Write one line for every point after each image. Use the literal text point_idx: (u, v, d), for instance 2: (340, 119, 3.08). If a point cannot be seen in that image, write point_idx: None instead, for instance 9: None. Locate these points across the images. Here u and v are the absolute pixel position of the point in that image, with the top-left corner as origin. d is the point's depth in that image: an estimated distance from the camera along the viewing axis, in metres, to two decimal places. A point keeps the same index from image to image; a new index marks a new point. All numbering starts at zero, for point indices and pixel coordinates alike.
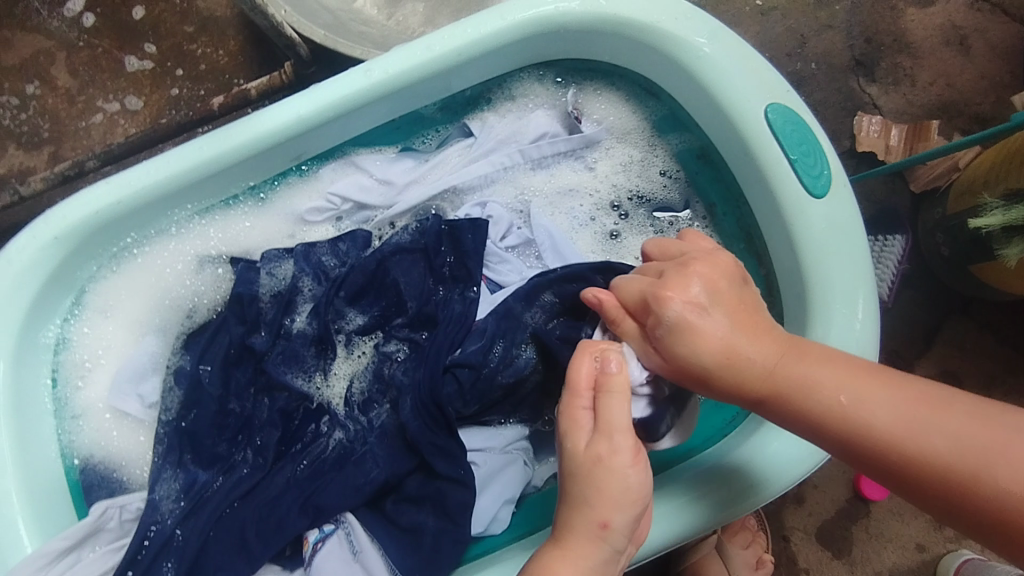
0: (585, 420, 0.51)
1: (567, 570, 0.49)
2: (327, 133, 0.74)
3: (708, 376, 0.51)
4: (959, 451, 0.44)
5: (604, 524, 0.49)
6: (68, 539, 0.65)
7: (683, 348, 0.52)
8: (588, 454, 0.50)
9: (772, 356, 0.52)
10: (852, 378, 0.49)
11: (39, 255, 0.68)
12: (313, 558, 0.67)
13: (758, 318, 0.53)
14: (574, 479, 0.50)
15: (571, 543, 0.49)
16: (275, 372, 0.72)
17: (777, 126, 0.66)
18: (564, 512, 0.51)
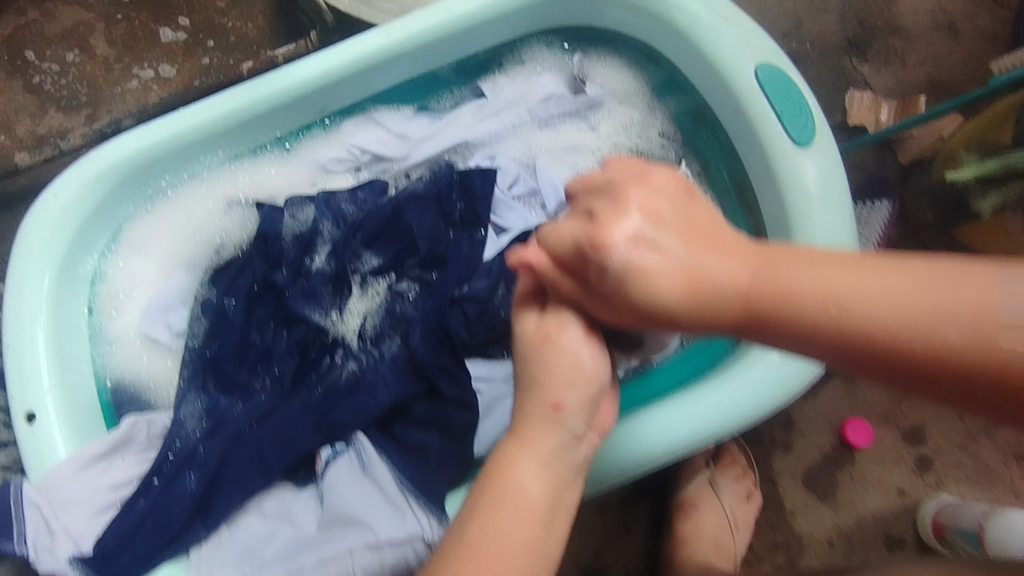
0: (533, 304, 0.57)
1: (524, 458, 0.51)
2: (351, 87, 0.80)
3: (674, 316, 0.47)
4: (971, 336, 0.37)
5: (557, 405, 0.52)
6: (101, 446, 0.70)
7: (638, 290, 0.47)
8: (538, 334, 0.54)
9: (741, 261, 0.46)
10: (809, 270, 0.44)
11: (83, 190, 0.74)
12: (325, 471, 0.72)
13: (705, 226, 0.49)
14: (527, 360, 0.54)
15: (527, 432, 0.52)
16: (296, 306, 0.78)
17: (765, 83, 0.72)
18: (519, 399, 0.54)
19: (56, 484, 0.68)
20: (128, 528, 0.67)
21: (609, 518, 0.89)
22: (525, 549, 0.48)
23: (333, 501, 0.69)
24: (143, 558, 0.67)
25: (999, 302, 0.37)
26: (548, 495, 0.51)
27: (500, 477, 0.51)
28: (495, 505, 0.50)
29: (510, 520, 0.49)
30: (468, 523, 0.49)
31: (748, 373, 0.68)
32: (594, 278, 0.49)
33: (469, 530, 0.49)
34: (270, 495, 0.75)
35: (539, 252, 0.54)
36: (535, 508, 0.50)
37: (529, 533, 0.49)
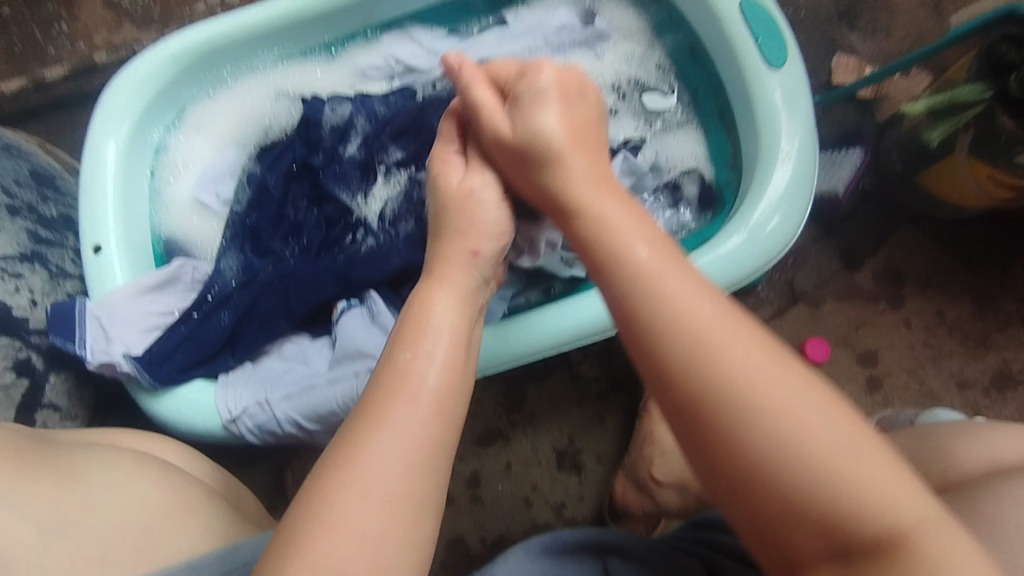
0: (454, 162, 0.69)
1: (439, 299, 0.59)
2: (392, 4, 0.93)
3: (545, 152, 0.62)
4: (715, 324, 0.49)
5: (474, 253, 0.63)
6: (154, 277, 0.82)
7: (536, 117, 0.64)
8: (460, 189, 0.66)
9: (590, 177, 0.61)
10: (634, 228, 0.56)
11: (158, 67, 0.87)
12: (339, 319, 0.82)
13: (581, 130, 0.65)
14: (450, 211, 0.66)
15: (439, 274, 0.61)
16: (326, 184, 0.90)
17: (746, 14, 0.82)
18: (434, 246, 0.65)
19: (116, 301, 0.79)
20: (173, 343, 0.78)
21: (584, 410, 0.98)
22: (453, 371, 0.54)
23: (345, 340, 0.79)
24: (183, 368, 0.78)
25: (771, 392, 0.46)
26: (459, 324, 0.58)
27: (416, 315, 0.57)
28: (417, 334, 0.56)
29: (433, 346, 0.55)
30: (402, 352, 0.54)
31: (722, 246, 0.76)
32: (518, 97, 0.66)
33: (401, 357, 0.54)
34: (290, 341, 0.85)
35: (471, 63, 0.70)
36: (454, 331, 0.57)
37: (452, 353, 0.55)
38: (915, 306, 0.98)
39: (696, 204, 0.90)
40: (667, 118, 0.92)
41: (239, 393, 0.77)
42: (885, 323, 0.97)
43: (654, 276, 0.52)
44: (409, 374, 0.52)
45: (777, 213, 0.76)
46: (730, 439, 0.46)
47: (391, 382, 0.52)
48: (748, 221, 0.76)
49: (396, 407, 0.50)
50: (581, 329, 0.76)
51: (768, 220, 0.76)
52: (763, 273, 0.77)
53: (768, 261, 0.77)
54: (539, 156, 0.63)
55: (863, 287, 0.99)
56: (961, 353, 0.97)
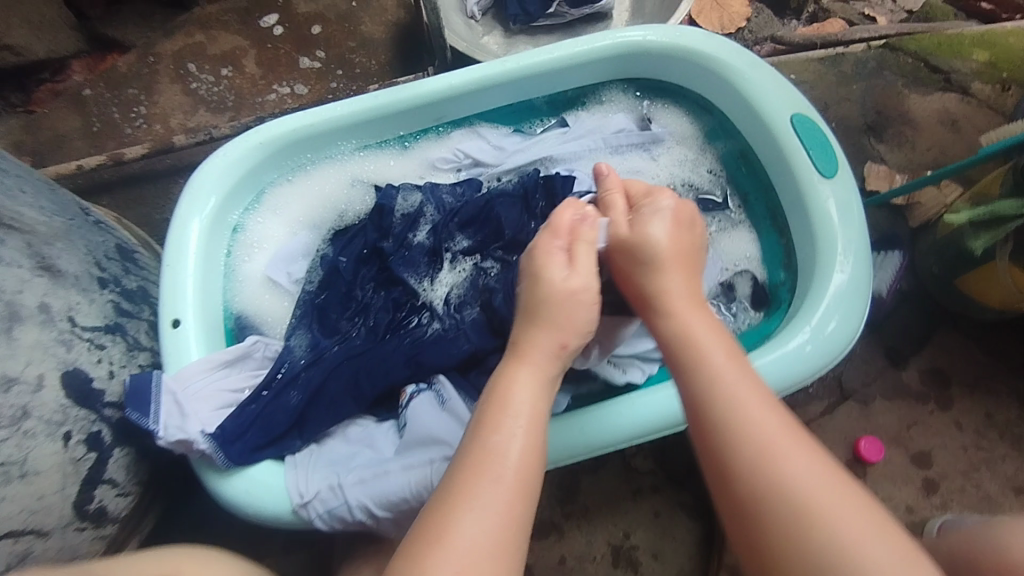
0: (556, 257, 0.73)
1: (519, 383, 0.68)
2: (465, 104, 1.00)
3: (653, 266, 0.72)
4: (765, 432, 0.61)
5: (562, 345, 0.70)
6: (228, 353, 0.84)
7: (649, 232, 0.74)
8: (563, 288, 0.71)
9: (681, 295, 0.71)
10: (721, 345, 0.68)
11: (246, 154, 0.93)
12: (408, 403, 0.84)
13: (683, 253, 0.75)
14: (550, 307, 0.71)
15: (531, 356, 0.69)
16: (396, 269, 0.93)
17: (799, 129, 0.90)
18: (527, 330, 0.71)
19: (190, 376, 0.81)
20: (245, 421, 0.79)
21: (639, 501, 0.98)
22: (532, 448, 0.64)
23: (415, 425, 0.81)
24: (254, 448, 0.78)
25: (802, 489, 0.57)
26: (536, 408, 0.67)
27: (501, 400, 0.66)
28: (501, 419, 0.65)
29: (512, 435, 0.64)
30: (489, 433, 0.64)
31: (788, 347, 0.80)
32: (641, 207, 0.78)
33: (491, 439, 0.63)
34: (355, 422, 0.86)
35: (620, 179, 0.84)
36: (531, 417, 0.66)
37: (527, 436, 0.64)
38: (962, 407, 1.01)
39: (750, 303, 0.93)
40: (720, 220, 0.98)
41: (311, 476, 0.77)
42: (935, 423, 1.00)
43: (717, 381, 0.64)
44: (495, 453, 0.62)
45: (836, 314, 0.80)
46: (757, 522, 0.58)
47: (476, 460, 0.62)
48: (810, 320, 0.81)
49: (484, 483, 0.60)
50: (623, 435, 0.78)
51: (828, 319, 0.80)
52: (821, 374, 0.80)
53: (828, 363, 0.80)
54: (643, 262, 0.73)
55: (910, 386, 1.02)
56: (1013, 456, 0.98)
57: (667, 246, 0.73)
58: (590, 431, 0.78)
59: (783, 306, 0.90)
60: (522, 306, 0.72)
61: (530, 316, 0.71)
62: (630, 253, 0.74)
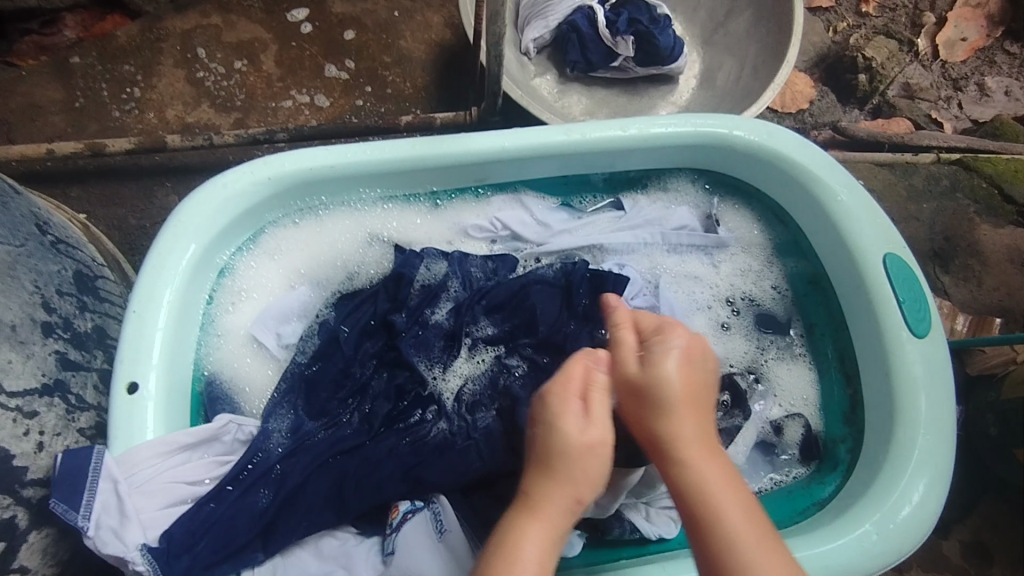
0: (573, 405, 0.58)
1: (529, 534, 0.54)
2: (513, 168, 0.87)
3: (668, 403, 0.57)
4: None
5: (578, 501, 0.56)
6: (192, 435, 0.69)
7: (663, 363, 0.59)
8: (582, 443, 0.57)
9: (697, 445, 0.57)
10: (742, 506, 0.55)
11: (250, 189, 0.80)
12: (400, 525, 0.70)
13: (698, 390, 0.60)
14: (566, 461, 0.56)
15: (544, 509, 0.55)
16: (405, 351, 0.78)
17: (891, 272, 0.78)
18: (541, 482, 0.57)
19: (138, 462, 0.66)
20: (197, 529, 0.66)
21: None
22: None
23: (405, 560, 0.67)
24: (205, 564, 0.65)
25: None
26: (544, 564, 0.54)
27: (507, 555, 0.53)
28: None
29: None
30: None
31: (855, 532, 0.67)
32: (649, 345, 0.62)
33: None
34: (330, 535, 0.71)
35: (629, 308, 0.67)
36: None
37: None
38: None
39: (798, 452, 0.82)
40: (780, 347, 0.87)
41: None
42: None
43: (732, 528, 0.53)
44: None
45: (913, 499, 0.69)
46: None
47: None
48: (881, 504, 0.69)
49: None
50: None
51: (903, 502, 0.69)
52: (891, 566, 0.68)
53: (896, 559, 0.67)
54: (653, 406, 0.58)
55: (949, 558, 0.94)
56: None
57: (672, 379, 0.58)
58: None
59: (840, 466, 0.80)
60: (535, 456, 0.58)
61: (544, 467, 0.57)
62: (640, 396, 0.59)
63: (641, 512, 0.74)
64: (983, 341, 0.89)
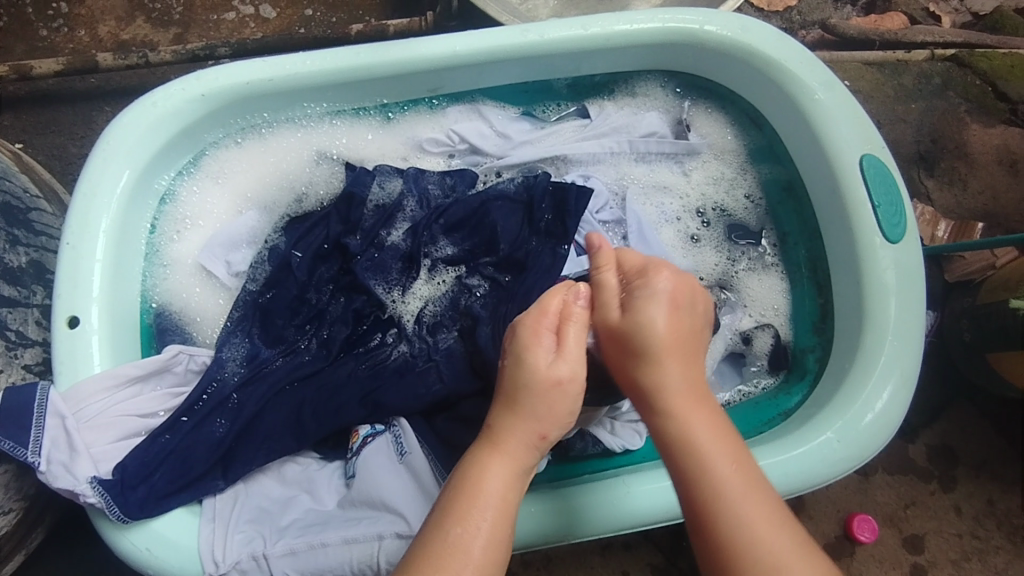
0: (545, 339, 0.55)
1: (493, 474, 0.53)
2: (467, 76, 0.81)
3: (651, 351, 0.55)
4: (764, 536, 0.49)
5: (543, 437, 0.54)
6: (140, 368, 0.68)
7: (644, 314, 0.55)
8: (549, 377, 0.54)
9: (681, 386, 0.55)
10: (718, 439, 0.54)
11: (182, 106, 0.74)
12: (360, 449, 0.70)
13: (683, 334, 0.57)
14: (531, 397, 0.54)
15: (507, 444, 0.54)
16: (361, 275, 0.75)
17: (868, 176, 0.74)
18: (506, 418, 0.55)
19: (85, 397, 0.64)
20: (151, 460, 0.65)
21: (611, 561, 0.87)
22: (499, 545, 0.51)
23: (364, 481, 0.66)
24: (161, 495, 0.64)
25: None
26: (508, 499, 0.53)
27: (470, 490, 0.52)
28: (471, 510, 0.51)
29: (483, 524, 0.51)
30: (452, 525, 0.50)
31: (817, 438, 0.67)
32: (633, 287, 0.58)
33: (451, 531, 0.50)
34: (293, 460, 0.72)
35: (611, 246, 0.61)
36: (500, 511, 0.52)
37: (497, 530, 0.51)
38: (965, 490, 0.93)
39: (767, 363, 0.81)
40: (752, 257, 0.84)
41: (232, 539, 0.63)
42: (934, 505, 0.93)
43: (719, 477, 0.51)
44: (451, 552, 0.49)
45: (876, 406, 0.68)
46: None
47: (439, 551, 0.49)
48: (845, 411, 0.68)
49: None
50: (606, 525, 0.64)
51: (866, 409, 0.68)
52: (853, 469, 0.68)
53: (856, 464, 0.67)
54: (638, 352, 0.55)
55: (915, 462, 0.94)
56: (1007, 550, 0.91)
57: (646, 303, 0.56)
58: (566, 515, 0.64)
59: (807, 375, 0.79)
60: (501, 390, 0.55)
61: (509, 403, 0.55)
62: (623, 345, 0.56)
63: (606, 425, 0.74)
64: (963, 245, 0.84)
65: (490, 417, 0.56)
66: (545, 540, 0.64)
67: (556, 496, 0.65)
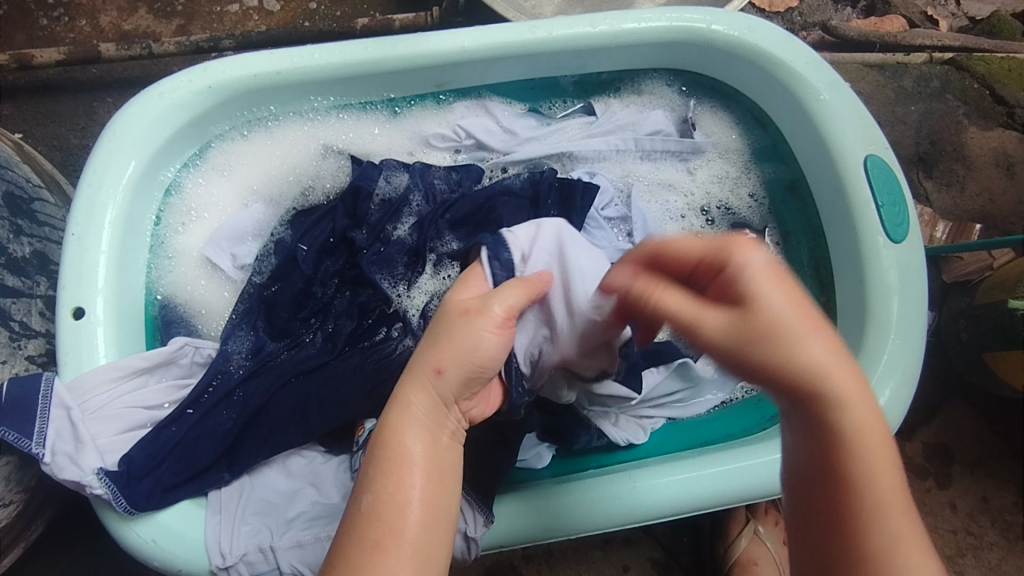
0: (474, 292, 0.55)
1: (412, 424, 0.48)
2: (474, 71, 0.81)
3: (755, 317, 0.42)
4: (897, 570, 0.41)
5: (439, 370, 0.49)
6: (146, 359, 0.67)
7: (757, 294, 0.43)
8: (467, 306, 0.51)
9: (848, 381, 0.42)
10: (883, 464, 0.42)
11: (188, 98, 0.74)
12: (365, 442, 0.69)
13: (801, 307, 0.43)
14: (445, 330, 0.51)
15: (406, 391, 0.49)
16: (367, 269, 0.75)
17: (871, 175, 0.74)
18: (414, 361, 0.51)
19: (91, 388, 0.64)
20: (157, 452, 0.64)
21: (612, 555, 0.88)
22: (429, 499, 0.46)
23: None
24: (167, 487, 0.63)
25: None
26: (430, 452, 0.48)
27: (388, 446, 0.48)
28: (402, 459, 0.47)
29: (415, 479, 0.46)
30: (384, 477, 0.46)
31: None
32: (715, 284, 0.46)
33: (386, 483, 0.46)
34: (298, 453, 0.71)
35: (767, 260, 0.44)
36: (422, 465, 0.47)
37: (423, 482, 0.47)
38: (961, 488, 0.94)
39: None
40: None
41: (238, 532, 0.63)
42: (930, 502, 0.94)
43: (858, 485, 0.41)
44: (383, 517, 0.45)
45: (879, 403, 0.68)
46: None
47: (381, 508, 0.45)
48: None
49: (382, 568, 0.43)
50: (615, 517, 0.64)
51: None
52: None
53: None
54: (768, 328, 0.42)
55: (912, 459, 0.95)
56: (1001, 546, 0.92)
57: (720, 339, 0.43)
58: (569, 511, 0.64)
59: None
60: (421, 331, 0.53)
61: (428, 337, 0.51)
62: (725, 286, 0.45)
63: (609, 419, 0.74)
64: (964, 246, 0.85)
65: (409, 361, 0.52)
66: (550, 534, 0.65)
67: (561, 493, 0.65)
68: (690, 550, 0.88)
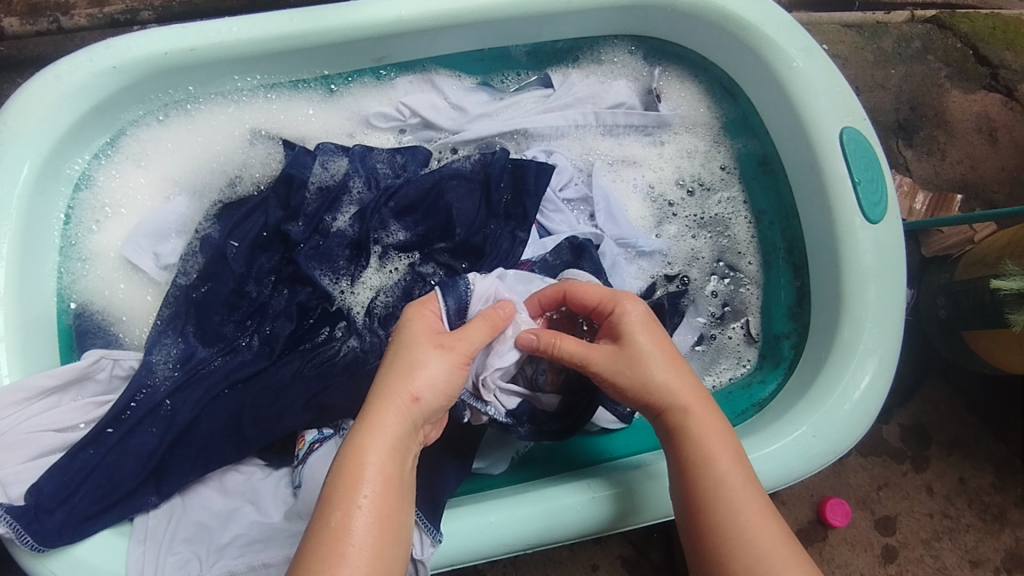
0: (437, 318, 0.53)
1: (380, 441, 0.45)
2: (415, 43, 0.74)
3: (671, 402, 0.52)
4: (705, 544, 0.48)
5: (415, 397, 0.47)
6: (56, 377, 0.61)
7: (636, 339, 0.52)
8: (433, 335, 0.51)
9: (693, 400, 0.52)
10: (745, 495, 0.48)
11: (92, 80, 0.66)
12: (306, 456, 0.64)
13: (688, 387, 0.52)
14: (414, 353, 0.49)
15: (378, 407, 0.46)
16: (304, 265, 0.68)
17: (848, 150, 0.69)
18: (383, 377, 0.48)
19: None
20: (70, 479, 0.59)
21: (581, 555, 0.85)
22: (392, 519, 0.44)
23: (311, 492, 0.61)
24: (83, 517, 0.58)
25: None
26: (394, 471, 0.45)
27: (350, 470, 0.44)
28: (351, 489, 0.44)
29: (369, 498, 0.43)
30: (328, 512, 0.43)
31: (789, 433, 0.62)
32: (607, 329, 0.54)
33: (328, 519, 0.43)
34: (234, 470, 0.66)
35: (643, 310, 0.53)
36: (385, 483, 0.45)
37: (387, 500, 0.44)
38: (937, 471, 0.92)
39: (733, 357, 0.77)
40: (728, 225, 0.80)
41: (164, 563, 0.58)
42: (906, 485, 0.92)
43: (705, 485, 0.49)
44: (337, 539, 0.42)
45: (854, 395, 0.64)
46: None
47: (317, 548, 0.42)
48: (824, 401, 0.64)
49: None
50: (573, 529, 0.60)
51: (844, 398, 0.63)
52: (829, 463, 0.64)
53: (837, 454, 0.64)
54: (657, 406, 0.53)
55: (888, 442, 0.93)
56: (977, 528, 0.90)
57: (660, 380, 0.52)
58: (526, 524, 0.60)
59: (782, 363, 0.75)
60: (390, 353, 0.50)
61: (393, 358, 0.49)
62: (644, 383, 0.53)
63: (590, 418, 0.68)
64: (944, 221, 0.80)
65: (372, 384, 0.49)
66: (507, 549, 0.60)
67: (516, 505, 0.60)
68: (662, 544, 0.85)
